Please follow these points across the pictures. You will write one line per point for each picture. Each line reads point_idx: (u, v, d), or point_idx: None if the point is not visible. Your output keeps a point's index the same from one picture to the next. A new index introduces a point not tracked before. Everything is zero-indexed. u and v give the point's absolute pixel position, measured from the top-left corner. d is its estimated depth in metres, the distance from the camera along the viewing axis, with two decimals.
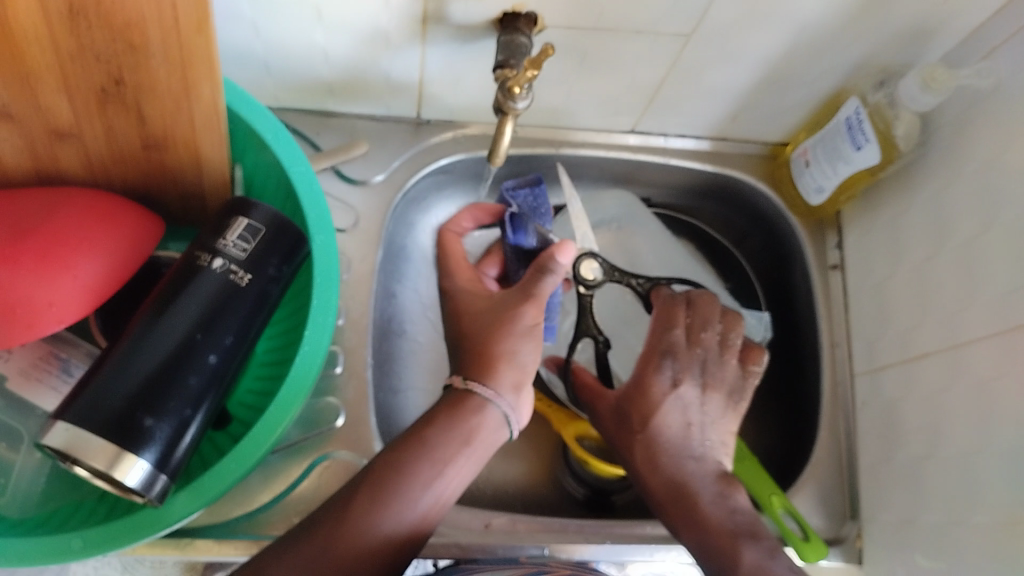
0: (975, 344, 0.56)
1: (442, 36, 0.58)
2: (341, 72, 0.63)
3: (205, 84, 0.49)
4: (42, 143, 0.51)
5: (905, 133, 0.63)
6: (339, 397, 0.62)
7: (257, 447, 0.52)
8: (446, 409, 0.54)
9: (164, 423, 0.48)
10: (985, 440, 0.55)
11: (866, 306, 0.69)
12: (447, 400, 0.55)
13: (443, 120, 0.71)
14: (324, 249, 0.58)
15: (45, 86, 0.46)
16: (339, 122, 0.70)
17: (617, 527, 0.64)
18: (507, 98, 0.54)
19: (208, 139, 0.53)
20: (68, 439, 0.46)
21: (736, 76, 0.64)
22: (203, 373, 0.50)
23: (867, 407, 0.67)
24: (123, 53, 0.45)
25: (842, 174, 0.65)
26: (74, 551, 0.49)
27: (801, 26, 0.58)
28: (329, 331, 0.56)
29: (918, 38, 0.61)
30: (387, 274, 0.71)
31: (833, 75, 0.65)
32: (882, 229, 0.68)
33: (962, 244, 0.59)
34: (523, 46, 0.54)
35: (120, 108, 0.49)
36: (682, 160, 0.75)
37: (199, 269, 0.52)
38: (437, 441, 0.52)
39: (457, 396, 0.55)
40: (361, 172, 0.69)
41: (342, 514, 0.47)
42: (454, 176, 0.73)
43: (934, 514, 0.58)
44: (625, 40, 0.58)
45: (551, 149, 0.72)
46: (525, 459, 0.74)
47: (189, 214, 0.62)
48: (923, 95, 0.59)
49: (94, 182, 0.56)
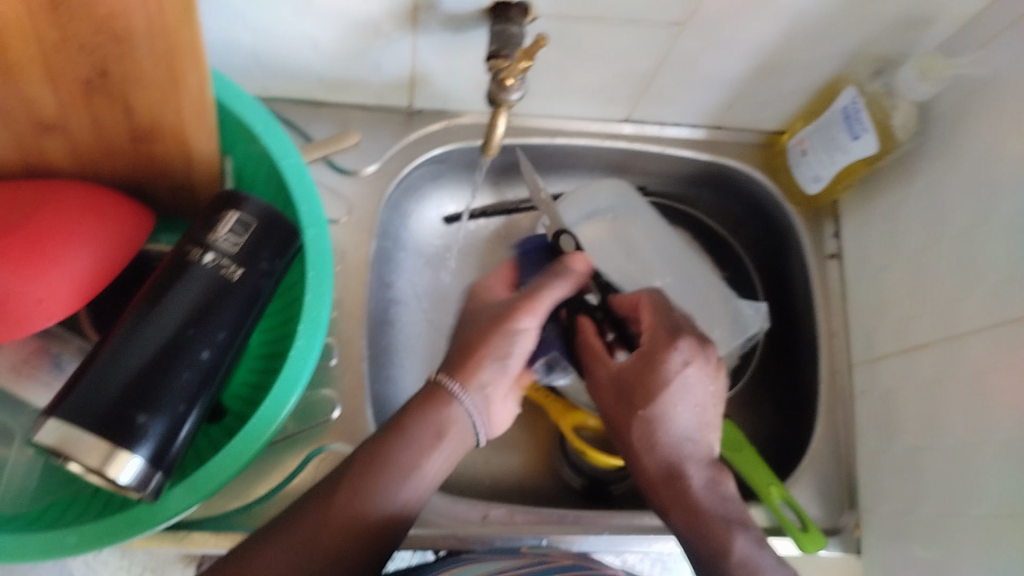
0: (974, 335, 0.56)
1: (434, 26, 0.57)
2: (334, 64, 0.62)
3: (192, 76, 0.48)
4: (29, 136, 0.51)
5: (903, 122, 0.62)
6: (334, 389, 0.62)
7: (250, 442, 0.52)
8: (417, 401, 0.51)
9: (157, 420, 0.48)
10: (982, 431, 0.55)
11: (863, 295, 0.69)
12: (421, 392, 0.52)
13: (435, 110, 0.70)
14: (317, 241, 0.58)
15: (28, 78, 0.46)
16: (331, 111, 0.69)
17: (614, 518, 0.64)
18: (501, 90, 0.53)
19: (196, 131, 0.53)
20: (59, 437, 0.45)
21: (730, 65, 0.64)
22: (196, 369, 0.50)
23: (865, 396, 0.67)
24: (108, 45, 0.44)
25: (839, 163, 0.65)
26: (69, 547, 0.49)
27: (798, 13, 0.57)
28: (321, 327, 0.56)
29: (916, 26, 0.60)
30: (383, 265, 0.71)
31: (830, 63, 0.64)
32: (879, 219, 0.68)
33: (960, 234, 0.58)
34: (515, 37, 0.53)
35: (106, 100, 0.49)
36: (677, 148, 0.74)
37: (189, 264, 0.51)
38: (414, 433, 0.50)
39: (429, 388, 0.52)
40: (352, 162, 0.68)
41: (316, 514, 0.46)
42: (448, 166, 0.73)
43: (931, 507, 0.58)
44: (619, 28, 0.58)
45: (545, 138, 0.72)
46: (522, 450, 0.74)
47: (181, 206, 0.62)
48: (921, 85, 0.59)
49: (82, 174, 0.56)
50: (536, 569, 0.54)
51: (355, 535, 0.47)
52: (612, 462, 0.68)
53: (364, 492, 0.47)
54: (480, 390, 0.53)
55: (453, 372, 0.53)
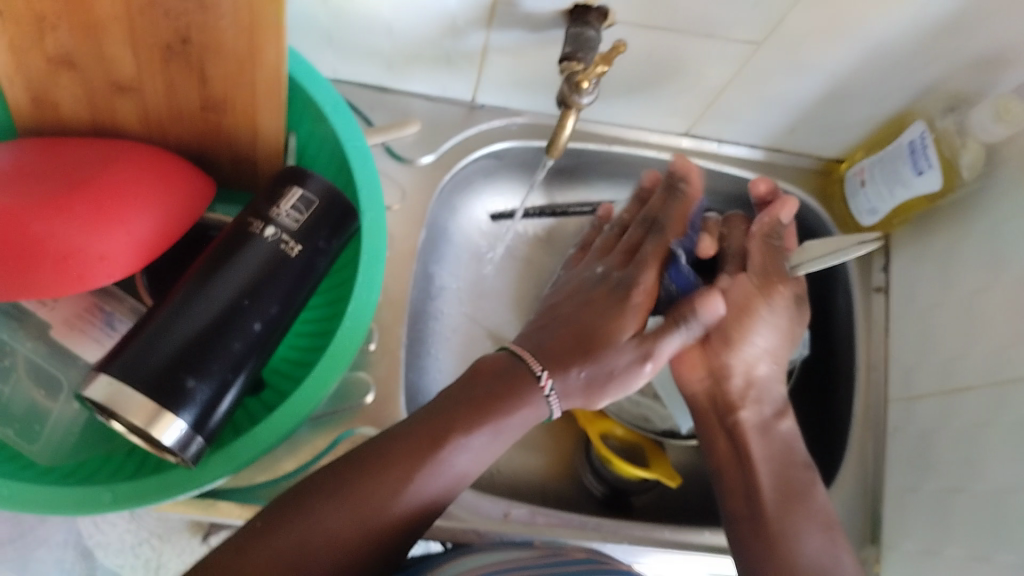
0: (1020, 383, 0.55)
1: (510, 22, 0.57)
2: (405, 50, 0.62)
3: (270, 51, 0.48)
4: (101, 95, 0.52)
5: (970, 164, 0.61)
6: (369, 373, 0.62)
7: (293, 416, 0.52)
8: (506, 380, 0.50)
9: (205, 386, 0.48)
10: (1021, 480, 0.54)
11: (908, 332, 0.68)
12: (512, 368, 0.51)
13: (498, 107, 0.70)
14: (373, 226, 0.58)
15: (111, 37, 0.47)
16: (394, 98, 0.69)
17: (634, 529, 0.64)
18: (573, 92, 0.53)
19: (266, 106, 0.53)
20: (110, 393, 0.46)
21: (800, 88, 0.63)
22: (247, 340, 0.50)
23: (899, 434, 0.66)
24: (193, 11, 0.45)
25: (899, 197, 0.64)
26: (103, 505, 0.49)
27: (877, 40, 0.57)
28: (368, 312, 0.56)
29: (990, 67, 0.60)
30: (428, 256, 0.71)
31: (901, 95, 0.64)
32: (932, 258, 0.67)
33: (1017, 280, 0.58)
34: (591, 40, 0.53)
35: (183, 67, 0.49)
36: (736, 167, 0.73)
37: (250, 236, 0.52)
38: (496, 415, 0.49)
39: (519, 369, 0.51)
40: (410, 150, 0.68)
41: (376, 488, 0.46)
42: (504, 163, 0.73)
43: (961, 550, 0.58)
44: (694, 42, 0.58)
45: (603, 146, 0.72)
46: (546, 453, 0.74)
47: (242, 179, 0.62)
48: (995, 126, 0.58)
49: (150, 139, 0.57)
50: (552, 563, 0.53)
51: (413, 509, 0.46)
52: (636, 472, 0.66)
53: (431, 470, 0.47)
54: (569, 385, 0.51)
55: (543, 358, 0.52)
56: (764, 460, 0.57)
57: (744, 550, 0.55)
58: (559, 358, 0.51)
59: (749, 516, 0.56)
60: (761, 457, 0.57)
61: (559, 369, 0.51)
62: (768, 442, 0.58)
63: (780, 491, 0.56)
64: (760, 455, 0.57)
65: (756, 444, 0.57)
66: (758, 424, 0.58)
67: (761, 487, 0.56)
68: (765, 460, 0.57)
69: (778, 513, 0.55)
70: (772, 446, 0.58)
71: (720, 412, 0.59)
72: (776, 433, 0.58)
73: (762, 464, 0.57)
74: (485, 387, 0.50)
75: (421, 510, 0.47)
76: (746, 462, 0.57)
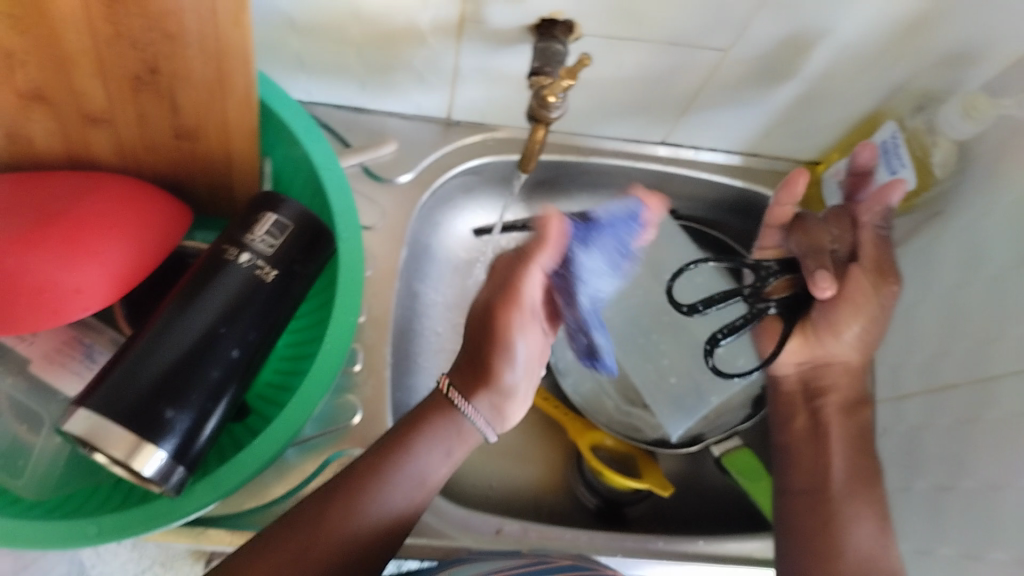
0: (1002, 379, 0.56)
1: (478, 40, 0.58)
2: (377, 71, 0.63)
3: (240, 77, 0.49)
4: (75, 128, 0.52)
5: (943, 161, 0.62)
6: (357, 395, 0.62)
7: (276, 440, 0.53)
8: (430, 410, 0.53)
9: (184, 415, 0.48)
10: (1008, 476, 0.54)
11: (893, 330, 0.68)
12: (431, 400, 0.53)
13: (473, 123, 0.71)
14: (350, 247, 0.58)
15: (80, 71, 0.47)
16: (369, 118, 0.69)
17: (628, 541, 0.64)
18: (542, 106, 0.54)
19: (238, 131, 0.54)
20: (89, 427, 0.46)
21: (772, 93, 0.64)
22: (225, 366, 0.51)
23: (888, 433, 0.66)
24: (160, 42, 0.45)
25: (875, 198, 0.65)
26: (89, 537, 0.49)
27: (844, 43, 0.58)
28: (349, 333, 0.56)
29: (959, 64, 0.60)
30: (410, 273, 0.71)
31: (873, 95, 0.64)
32: (912, 256, 0.67)
33: (995, 275, 0.58)
34: (558, 54, 0.53)
35: (154, 97, 0.50)
36: (712, 173, 0.74)
37: (225, 263, 0.52)
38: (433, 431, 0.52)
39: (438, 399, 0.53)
40: (387, 169, 0.69)
41: (322, 518, 0.47)
42: (482, 178, 0.73)
43: (952, 549, 0.58)
44: (662, 51, 0.58)
45: (580, 157, 0.72)
46: (539, 467, 0.74)
47: (218, 205, 0.62)
48: (964, 124, 0.58)
49: (124, 169, 0.57)
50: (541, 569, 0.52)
51: (366, 532, 0.48)
52: (627, 483, 0.67)
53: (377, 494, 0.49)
54: (489, 404, 0.53)
55: (461, 386, 0.53)
56: (839, 442, 0.60)
57: (790, 538, 0.57)
58: (475, 387, 0.53)
59: (811, 488, 0.59)
60: (839, 433, 0.60)
61: (474, 396, 0.53)
62: (852, 423, 0.61)
63: (848, 478, 0.58)
64: (837, 446, 0.60)
65: (836, 431, 0.60)
66: (844, 407, 0.62)
67: (833, 464, 0.59)
68: (839, 450, 0.60)
69: (842, 497, 0.57)
70: (851, 429, 0.61)
71: (807, 397, 0.63)
72: (856, 420, 0.61)
73: (836, 449, 0.60)
74: (418, 413, 0.53)
75: (368, 540, 0.48)
76: (822, 447, 0.60)
